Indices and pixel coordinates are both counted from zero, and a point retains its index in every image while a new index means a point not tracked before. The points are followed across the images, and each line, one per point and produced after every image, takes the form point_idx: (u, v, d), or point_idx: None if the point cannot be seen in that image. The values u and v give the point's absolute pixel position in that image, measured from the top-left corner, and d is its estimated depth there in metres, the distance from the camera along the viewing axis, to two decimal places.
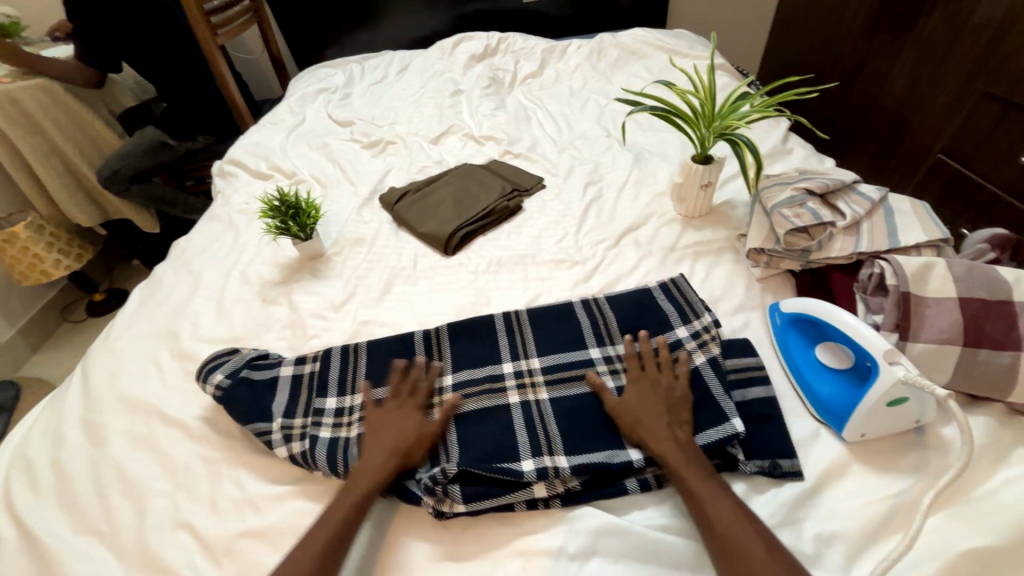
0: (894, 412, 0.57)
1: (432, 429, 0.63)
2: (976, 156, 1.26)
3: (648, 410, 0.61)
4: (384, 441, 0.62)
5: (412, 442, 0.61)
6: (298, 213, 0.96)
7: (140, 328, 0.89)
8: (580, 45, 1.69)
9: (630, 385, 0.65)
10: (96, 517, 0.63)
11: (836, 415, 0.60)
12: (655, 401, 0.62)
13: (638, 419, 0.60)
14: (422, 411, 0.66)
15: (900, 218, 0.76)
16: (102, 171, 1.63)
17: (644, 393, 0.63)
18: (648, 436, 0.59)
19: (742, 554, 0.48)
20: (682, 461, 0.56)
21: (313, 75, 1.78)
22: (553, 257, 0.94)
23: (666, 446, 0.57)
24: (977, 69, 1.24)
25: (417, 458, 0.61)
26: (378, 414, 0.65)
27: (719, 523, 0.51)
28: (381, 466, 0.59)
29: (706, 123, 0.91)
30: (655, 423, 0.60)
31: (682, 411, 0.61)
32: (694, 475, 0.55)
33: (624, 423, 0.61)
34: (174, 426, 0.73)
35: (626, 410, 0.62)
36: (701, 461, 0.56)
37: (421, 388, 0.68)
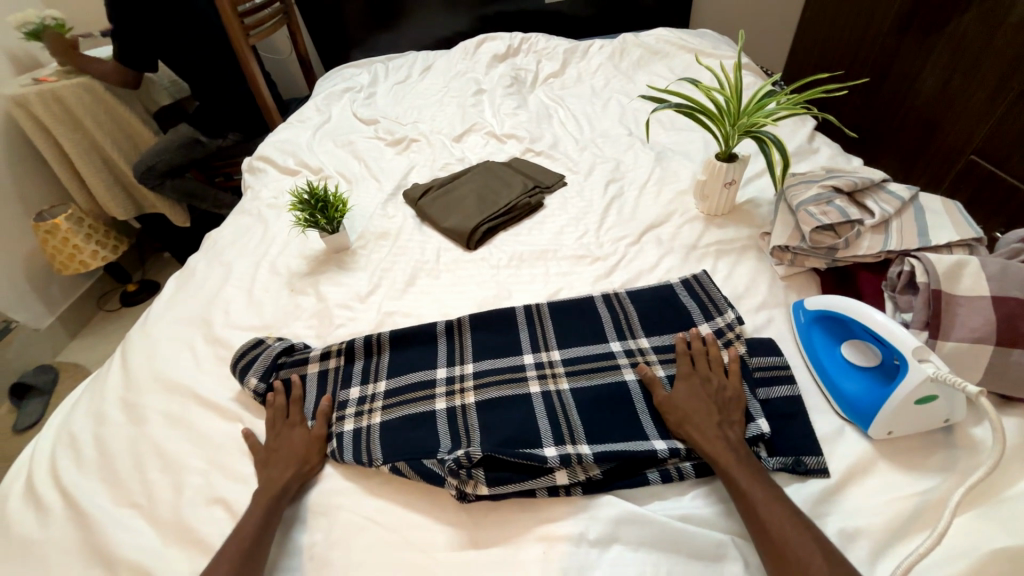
0: (923, 411, 0.56)
1: (316, 438, 0.67)
2: (1011, 157, 1.22)
3: (698, 409, 0.61)
4: (277, 462, 0.65)
5: (303, 452, 0.66)
6: (327, 207, 0.99)
7: (175, 315, 0.93)
8: (602, 45, 1.70)
9: (681, 383, 0.65)
10: (136, 490, 0.67)
11: (863, 412, 0.59)
12: (707, 399, 0.62)
13: (687, 417, 0.60)
14: (302, 426, 0.69)
15: (931, 218, 0.75)
16: (138, 167, 1.70)
17: (695, 390, 0.63)
18: (697, 434, 0.59)
19: (794, 553, 0.48)
20: (733, 461, 0.55)
21: (339, 75, 1.83)
22: (574, 253, 0.95)
23: (715, 443, 0.57)
24: (1013, 68, 1.20)
25: (315, 462, 0.66)
26: (268, 438, 0.68)
27: (770, 521, 0.50)
28: (280, 478, 0.62)
29: (730, 121, 0.91)
30: (705, 421, 0.60)
31: (733, 411, 0.61)
32: (743, 472, 0.54)
33: (672, 420, 0.61)
34: (209, 408, 0.76)
35: (674, 407, 0.62)
36: (752, 460, 0.56)
37: (293, 407, 0.72)
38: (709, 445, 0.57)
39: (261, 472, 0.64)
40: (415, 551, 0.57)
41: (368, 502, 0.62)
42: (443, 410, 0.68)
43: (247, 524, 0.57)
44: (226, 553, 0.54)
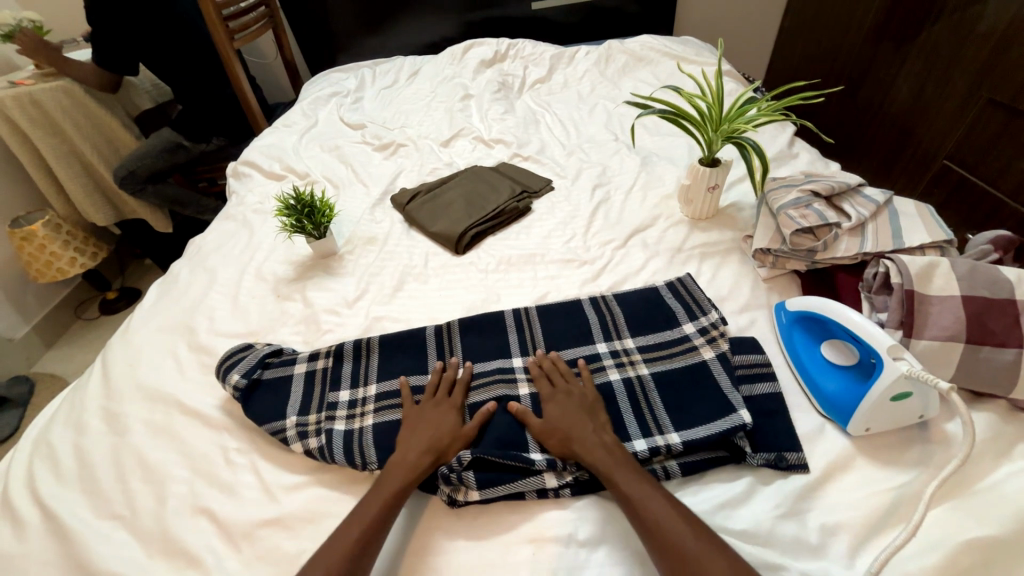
0: (898, 408, 0.58)
1: (468, 431, 0.64)
2: (981, 162, 1.27)
3: (573, 423, 0.61)
4: (418, 437, 0.63)
5: (447, 441, 0.62)
6: (314, 212, 0.98)
7: (158, 322, 0.91)
8: (588, 51, 1.73)
9: (547, 403, 0.65)
10: (118, 501, 0.65)
11: (841, 409, 0.61)
12: (580, 412, 0.63)
13: (565, 432, 0.60)
14: (458, 413, 0.66)
15: (904, 220, 0.78)
16: (119, 171, 1.67)
17: (567, 406, 0.64)
18: (578, 445, 0.59)
19: (682, 548, 0.48)
20: (612, 465, 0.56)
21: (327, 79, 1.82)
22: (561, 256, 0.96)
23: (598, 451, 0.58)
24: (982, 77, 1.25)
25: (451, 457, 0.62)
26: (417, 411, 0.67)
27: (659, 520, 0.51)
28: (417, 464, 0.60)
29: (713, 126, 0.93)
30: (583, 434, 0.60)
31: (603, 420, 0.63)
32: (627, 475, 0.55)
33: (551, 439, 0.61)
34: (193, 416, 0.75)
35: (550, 425, 0.62)
36: (628, 461, 0.57)
37: (459, 389, 0.70)
38: (592, 455, 0.57)
39: (404, 441, 0.62)
40: (406, 557, 0.56)
41: None
42: None
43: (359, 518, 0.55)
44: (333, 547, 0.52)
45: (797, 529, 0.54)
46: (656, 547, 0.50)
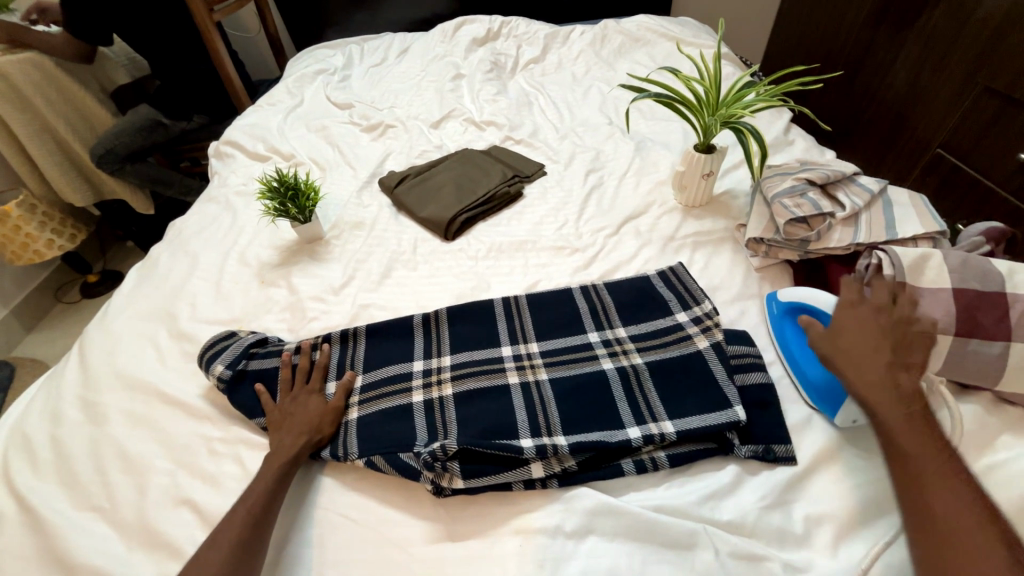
0: None
1: (334, 408, 0.67)
2: (975, 151, 1.26)
3: (862, 347, 0.56)
4: (290, 429, 0.64)
5: (317, 420, 0.65)
6: (298, 195, 0.95)
7: (137, 309, 0.88)
8: (584, 31, 1.68)
9: (844, 312, 0.60)
10: (97, 493, 0.64)
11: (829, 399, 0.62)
12: (876, 336, 0.56)
13: (853, 361, 0.55)
14: (319, 394, 0.69)
15: (899, 211, 0.77)
16: (95, 150, 1.60)
17: (862, 320, 0.58)
18: (869, 392, 0.53)
19: (967, 552, 0.42)
20: (895, 412, 0.50)
21: (313, 56, 1.75)
22: (553, 244, 0.94)
23: (896, 413, 0.50)
24: (980, 63, 1.23)
25: (327, 432, 0.65)
26: (281, 407, 0.68)
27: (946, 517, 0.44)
28: (293, 445, 0.62)
29: (709, 111, 0.91)
30: (880, 380, 0.53)
31: (910, 348, 0.54)
32: (919, 440, 0.48)
33: (833, 358, 0.57)
34: (175, 405, 0.73)
35: (835, 344, 0.58)
36: (932, 427, 0.49)
37: (317, 374, 0.72)
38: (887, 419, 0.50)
39: (277, 434, 0.64)
40: (391, 547, 0.56)
41: (344, 497, 0.61)
42: (420, 403, 0.67)
43: (249, 499, 0.57)
44: (227, 529, 0.54)
45: (782, 519, 0.55)
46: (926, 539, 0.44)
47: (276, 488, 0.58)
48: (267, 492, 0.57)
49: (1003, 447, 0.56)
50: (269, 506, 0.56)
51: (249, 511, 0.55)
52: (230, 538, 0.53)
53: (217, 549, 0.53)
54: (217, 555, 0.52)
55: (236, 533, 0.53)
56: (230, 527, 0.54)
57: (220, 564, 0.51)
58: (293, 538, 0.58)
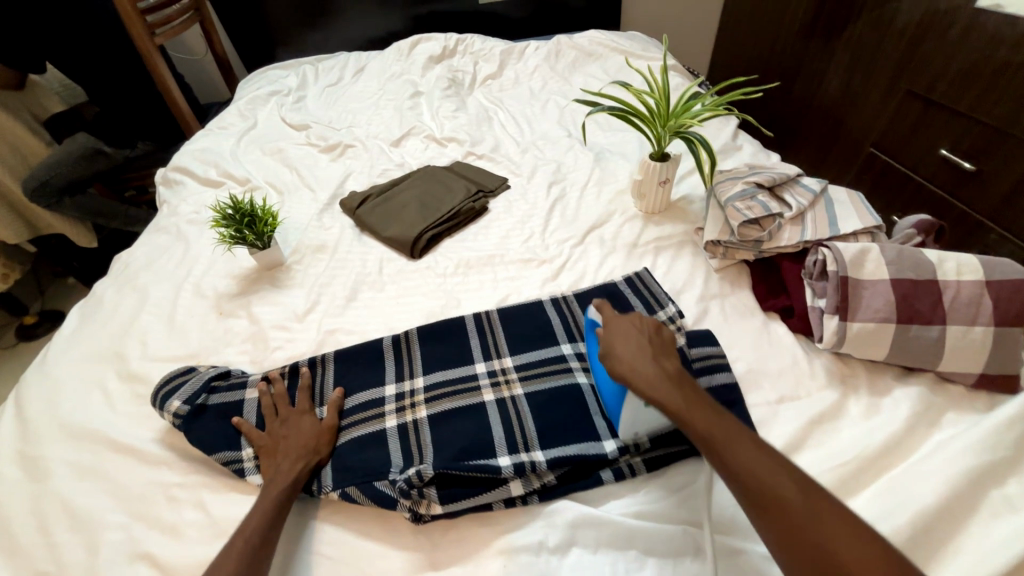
0: (654, 414, 0.59)
1: (329, 427, 0.66)
2: (903, 149, 1.37)
3: (632, 355, 0.60)
4: (286, 453, 0.62)
5: (315, 442, 0.64)
6: (255, 221, 0.92)
7: (80, 352, 0.82)
8: (538, 47, 1.72)
9: (611, 326, 0.64)
10: (41, 557, 0.59)
11: (613, 412, 0.62)
12: (645, 342, 0.62)
13: (640, 371, 0.58)
14: (312, 415, 0.68)
15: (839, 208, 0.82)
16: (28, 183, 1.47)
17: (632, 336, 0.62)
18: (655, 388, 0.56)
19: (827, 547, 0.44)
20: (687, 403, 0.55)
21: (265, 77, 1.71)
22: (520, 256, 0.95)
23: (714, 429, 0.52)
24: (901, 69, 1.34)
25: (325, 452, 0.63)
26: (269, 434, 0.65)
27: (795, 517, 0.45)
28: (291, 470, 0.60)
29: (661, 122, 0.94)
30: (662, 383, 0.57)
31: (668, 348, 0.62)
32: (710, 420, 0.53)
33: (631, 378, 0.58)
34: (127, 453, 0.68)
35: (617, 359, 0.60)
36: (708, 403, 0.55)
37: (304, 395, 0.70)
38: (697, 418, 0.53)
39: (272, 460, 0.62)
40: None
41: (318, 535, 0.58)
42: (394, 428, 0.66)
43: (245, 530, 0.54)
44: (224, 560, 0.51)
45: None
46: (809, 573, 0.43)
47: (274, 515, 0.56)
48: (264, 519, 0.55)
49: (949, 423, 0.60)
50: (268, 535, 0.54)
51: (248, 540, 0.53)
52: (229, 569, 0.50)
53: None
54: None
55: (236, 562, 0.50)
56: (228, 559, 0.51)
57: None
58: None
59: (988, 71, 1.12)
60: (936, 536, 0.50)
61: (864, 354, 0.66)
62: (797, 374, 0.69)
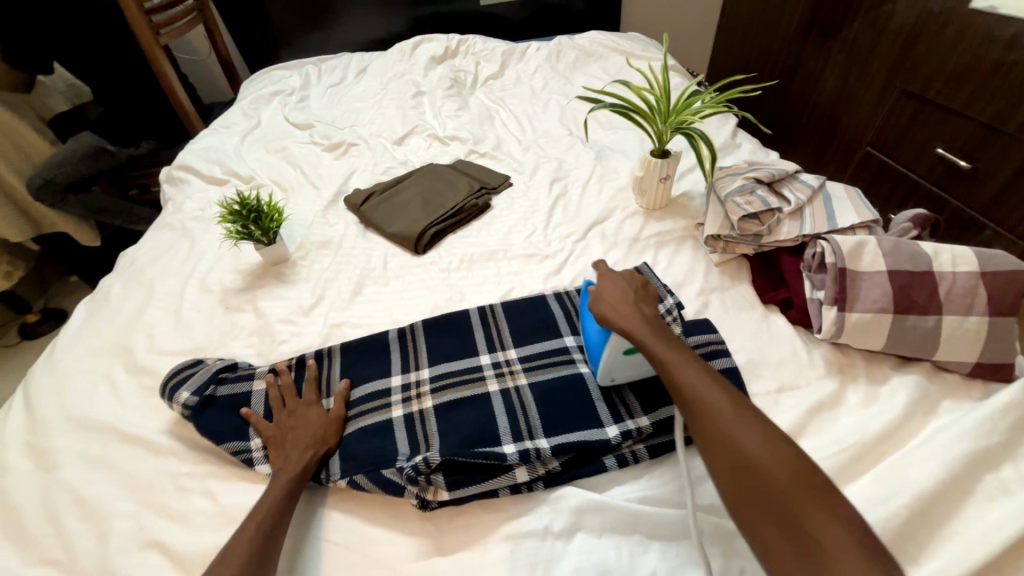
0: (631, 361, 0.65)
1: (336, 417, 0.67)
2: (899, 147, 1.38)
3: (620, 302, 0.68)
4: (295, 443, 0.63)
5: (323, 432, 0.65)
6: (261, 216, 0.93)
7: (87, 346, 0.83)
8: (539, 47, 1.74)
9: (606, 282, 0.72)
10: (52, 545, 0.59)
11: (595, 355, 0.68)
12: (632, 295, 0.70)
13: (623, 314, 0.66)
14: (319, 405, 0.69)
15: (837, 203, 0.83)
16: (33, 181, 1.49)
17: (622, 290, 0.70)
18: (632, 327, 0.64)
19: (758, 462, 0.48)
20: (657, 341, 0.62)
21: (268, 77, 1.73)
22: (523, 252, 0.96)
23: (677, 364, 0.59)
24: (896, 68, 1.36)
25: (333, 441, 0.64)
26: (277, 425, 0.66)
27: (734, 434, 0.51)
28: (300, 458, 0.61)
29: (662, 119, 0.96)
30: (639, 324, 0.64)
31: (653, 305, 0.69)
32: (673, 354, 0.60)
33: (615, 320, 0.65)
34: (136, 443, 0.69)
35: (606, 304, 0.68)
36: (676, 343, 0.62)
37: (311, 386, 0.71)
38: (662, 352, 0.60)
39: (281, 450, 0.63)
40: (380, 567, 0.55)
41: (327, 521, 0.59)
42: (400, 418, 0.67)
43: (255, 518, 0.55)
44: (236, 546, 0.52)
45: None
46: (734, 481, 0.49)
47: (285, 502, 0.57)
48: (275, 508, 0.56)
49: (945, 411, 0.62)
50: (279, 523, 0.55)
51: (259, 526, 0.54)
52: (241, 555, 0.51)
53: (224, 568, 0.50)
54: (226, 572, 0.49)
55: (248, 548, 0.51)
56: (240, 545, 0.52)
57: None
58: (301, 565, 0.56)
59: (981, 70, 1.14)
60: (934, 519, 0.52)
61: (862, 344, 0.67)
62: (796, 364, 0.70)
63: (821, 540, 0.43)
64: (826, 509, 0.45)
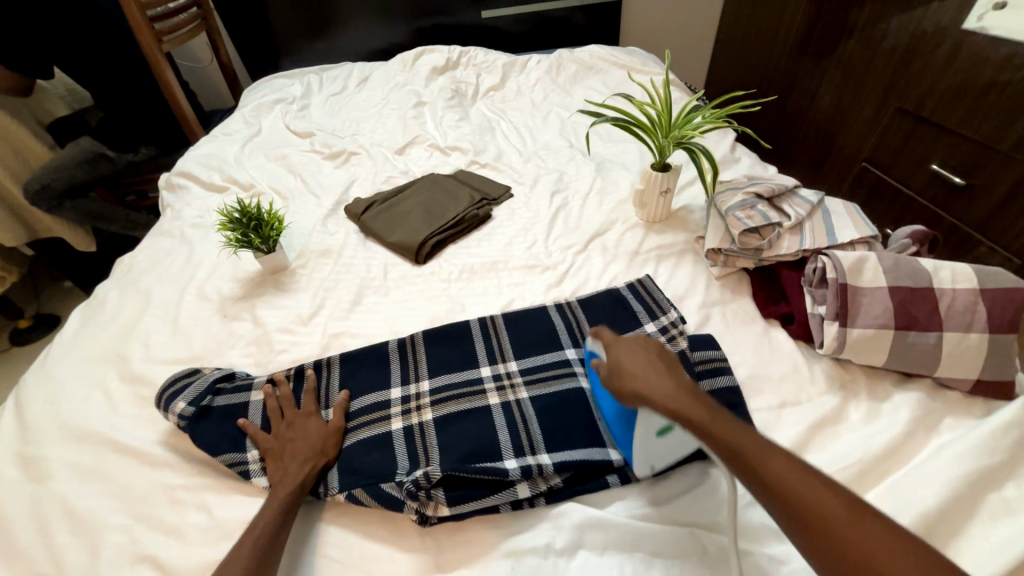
0: (666, 442, 0.57)
1: (335, 429, 0.66)
2: (895, 164, 1.40)
3: (637, 365, 0.58)
4: (293, 456, 0.62)
5: (321, 444, 0.64)
6: (261, 224, 0.93)
7: (82, 353, 0.82)
8: (539, 60, 1.76)
9: (614, 346, 0.61)
10: (40, 559, 0.58)
11: (622, 444, 0.61)
12: (647, 353, 0.60)
13: (643, 377, 0.56)
14: (318, 417, 0.68)
15: (836, 219, 0.84)
16: (30, 186, 1.48)
17: (636, 352, 0.60)
18: (659, 391, 0.54)
19: (843, 534, 0.42)
20: (690, 402, 0.53)
21: (270, 85, 1.73)
22: (524, 263, 0.96)
23: (721, 428, 0.51)
24: (891, 87, 1.38)
25: (332, 454, 0.63)
26: (275, 437, 0.65)
27: (807, 502, 0.44)
28: (299, 472, 0.60)
29: (663, 133, 0.97)
30: (664, 382, 0.56)
31: (672, 363, 0.60)
32: (711, 416, 0.52)
33: (639, 388, 0.55)
34: (129, 454, 0.68)
35: (621, 371, 0.58)
36: (710, 403, 0.54)
37: (310, 398, 0.70)
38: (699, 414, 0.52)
39: (279, 463, 0.62)
40: None
41: (325, 537, 0.58)
42: (400, 430, 0.66)
43: (252, 533, 0.54)
44: (232, 563, 0.51)
45: (761, 515, 0.57)
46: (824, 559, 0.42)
47: (283, 517, 0.56)
48: (272, 523, 0.55)
49: (947, 428, 0.62)
50: (276, 539, 0.54)
51: (256, 542, 0.52)
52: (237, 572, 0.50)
53: None
54: None
55: (244, 564, 0.50)
56: (236, 561, 0.51)
57: None
58: None
59: (974, 90, 1.16)
60: (938, 539, 0.51)
61: (863, 360, 0.67)
62: (798, 379, 0.70)
63: None
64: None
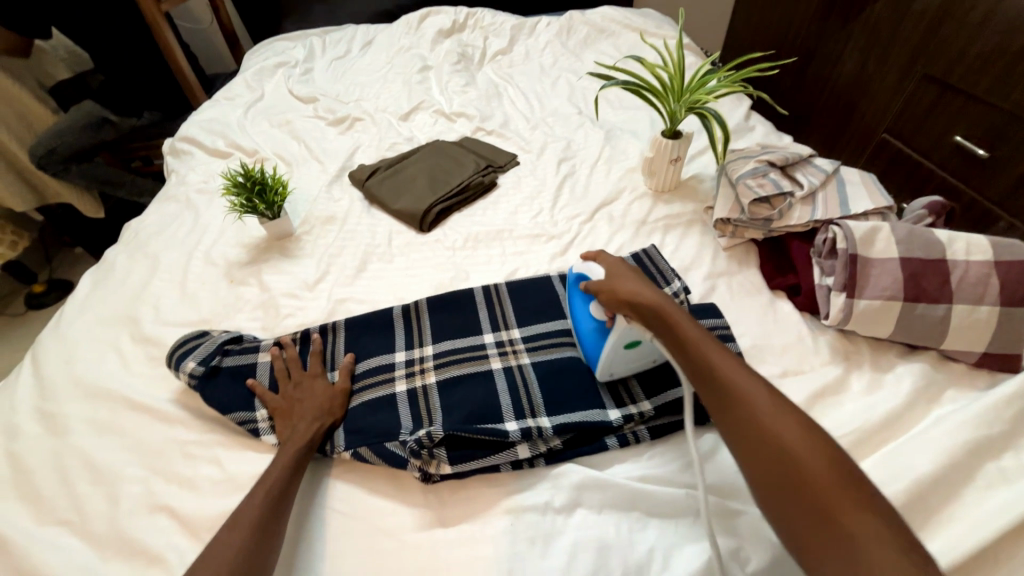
0: (633, 353, 0.63)
1: (341, 390, 0.68)
2: (917, 134, 1.35)
3: (634, 281, 0.63)
4: (302, 415, 0.64)
5: (328, 404, 0.65)
6: (265, 190, 0.92)
7: (94, 315, 0.84)
8: (549, 22, 1.69)
9: (614, 265, 0.67)
10: (63, 506, 0.61)
11: (592, 353, 0.66)
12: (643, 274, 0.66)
13: (637, 288, 0.62)
14: (324, 378, 0.69)
15: (851, 189, 0.82)
16: (36, 151, 1.49)
17: (632, 273, 0.65)
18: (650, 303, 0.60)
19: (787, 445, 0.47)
20: (677, 316, 0.59)
21: (272, 48, 1.69)
22: (529, 231, 0.95)
23: (699, 342, 0.56)
24: (919, 52, 1.31)
25: (339, 414, 0.65)
26: (283, 397, 0.67)
27: (762, 416, 0.49)
28: (307, 429, 0.62)
29: (674, 97, 0.94)
30: (656, 297, 0.61)
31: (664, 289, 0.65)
32: (695, 331, 0.57)
33: (631, 296, 0.61)
34: (142, 411, 0.70)
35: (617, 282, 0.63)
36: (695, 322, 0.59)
37: (315, 360, 0.71)
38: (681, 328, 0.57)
39: (288, 421, 0.64)
40: (383, 536, 0.56)
41: (332, 490, 0.60)
42: (404, 392, 0.67)
43: (263, 486, 0.56)
44: (246, 512, 0.53)
45: None
46: (762, 466, 0.47)
47: (293, 471, 0.58)
48: (282, 477, 0.57)
49: (949, 400, 0.62)
50: (286, 492, 0.56)
51: (268, 493, 0.55)
52: (249, 521, 0.52)
53: (235, 533, 0.51)
54: (237, 537, 0.50)
55: (257, 513, 0.52)
56: (250, 509, 0.53)
57: (244, 540, 0.50)
58: (308, 532, 0.57)
59: (1008, 55, 1.10)
60: (932, 504, 0.52)
61: (869, 332, 0.67)
62: (801, 350, 0.70)
63: (860, 538, 0.41)
64: (870, 507, 0.43)
